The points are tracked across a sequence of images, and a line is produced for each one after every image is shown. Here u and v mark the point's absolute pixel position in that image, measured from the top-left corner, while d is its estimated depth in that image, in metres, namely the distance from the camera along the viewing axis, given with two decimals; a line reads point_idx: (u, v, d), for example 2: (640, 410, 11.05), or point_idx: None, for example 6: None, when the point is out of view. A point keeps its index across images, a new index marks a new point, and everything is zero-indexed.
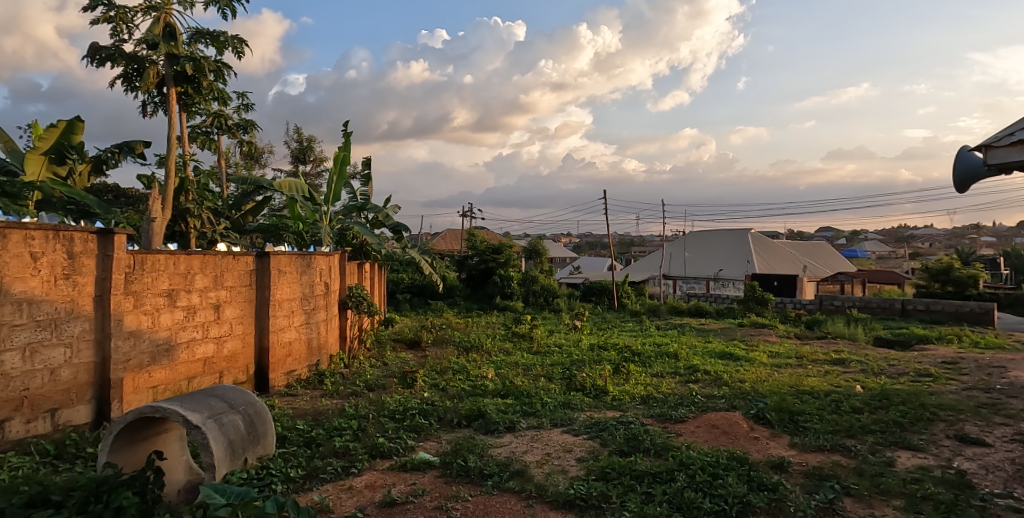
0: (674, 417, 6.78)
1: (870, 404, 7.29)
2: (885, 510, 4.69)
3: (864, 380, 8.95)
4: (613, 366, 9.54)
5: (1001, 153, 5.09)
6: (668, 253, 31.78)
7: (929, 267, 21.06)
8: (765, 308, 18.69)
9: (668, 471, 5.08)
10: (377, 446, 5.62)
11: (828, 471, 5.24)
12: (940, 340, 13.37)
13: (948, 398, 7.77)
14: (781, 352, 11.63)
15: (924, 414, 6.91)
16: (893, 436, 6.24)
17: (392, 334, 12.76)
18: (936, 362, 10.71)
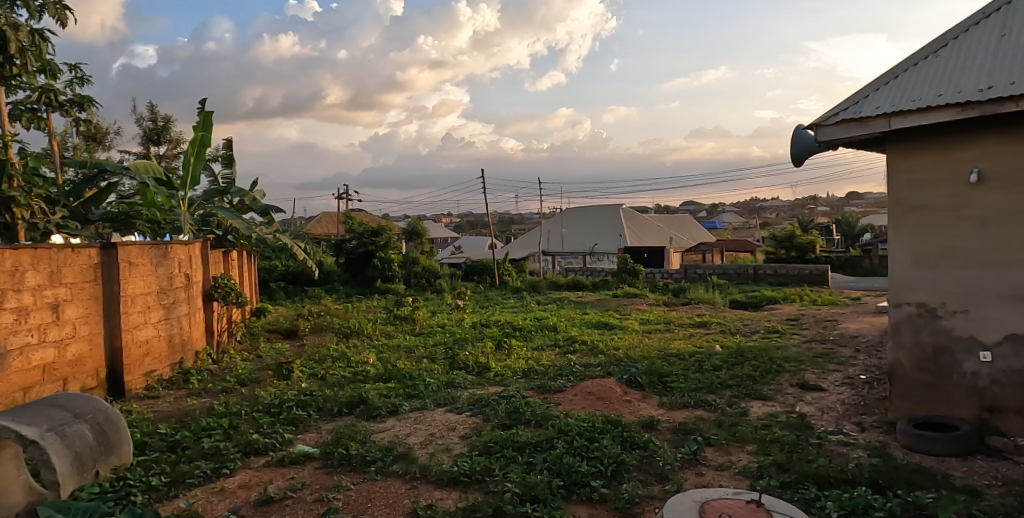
0: (552, 387, 7.01)
1: (728, 361, 7.96)
2: (741, 455, 5.14)
3: (723, 340, 9.74)
4: (496, 343, 9.71)
5: (828, 131, 5.86)
6: (546, 229, 32.56)
7: (776, 235, 23.19)
8: (637, 278, 19.76)
9: (548, 440, 5.24)
10: (250, 443, 5.34)
11: (692, 426, 5.65)
12: (786, 300, 14.81)
13: (792, 351, 8.63)
14: (651, 319, 12.38)
15: (772, 367, 7.64)
16: (747, 388, 6.84)
17: (266, 325, 12.17)
18: (782, 319, 11.88)
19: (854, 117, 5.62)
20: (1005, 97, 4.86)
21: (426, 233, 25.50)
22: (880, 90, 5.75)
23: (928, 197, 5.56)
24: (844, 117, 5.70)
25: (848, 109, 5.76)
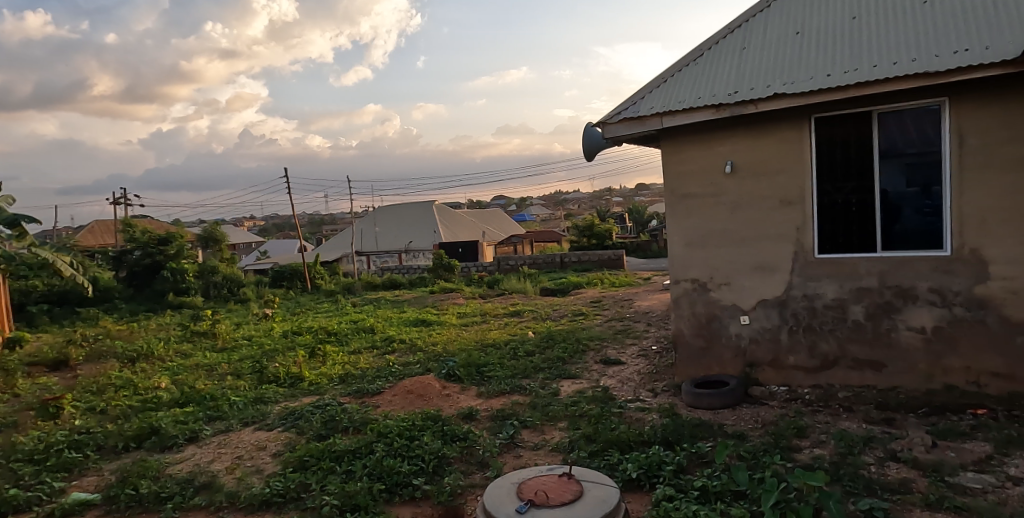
0: (370, 390, 6.89)
1: (540, 346, 8.42)
2: (554, 433, 5.48)
3: (534, 326, 10.28)
4: (309, 350, 9.30)
5: (613, 129, 6.42)
6: (358, 229, 31.74)
7: (578, 225, 24.90)
8: (452, 273, 20.05)
9: (367, 445, 5.15)
10: (9, 500, 4.57)
11: (509, 411, 5.91)
12: (589, 284, 15.99)
13: (595, 330, 9.37)
14: (468, 312, 12.67)
15: (579, 347, 8.23)
16: (558, 369, 7.30)
17: (27, 357, 10.45)
18: (586, 302, 12.83)
19: (633, 115, 6.23)
20: (748, 100, 5.69)
21: (225, 239, 23.56)
22: (653, 92, 6.44)
23: (695, 185, 6.34)
24: (625, 116, 6.29)
25: (628, 109, 6.37)
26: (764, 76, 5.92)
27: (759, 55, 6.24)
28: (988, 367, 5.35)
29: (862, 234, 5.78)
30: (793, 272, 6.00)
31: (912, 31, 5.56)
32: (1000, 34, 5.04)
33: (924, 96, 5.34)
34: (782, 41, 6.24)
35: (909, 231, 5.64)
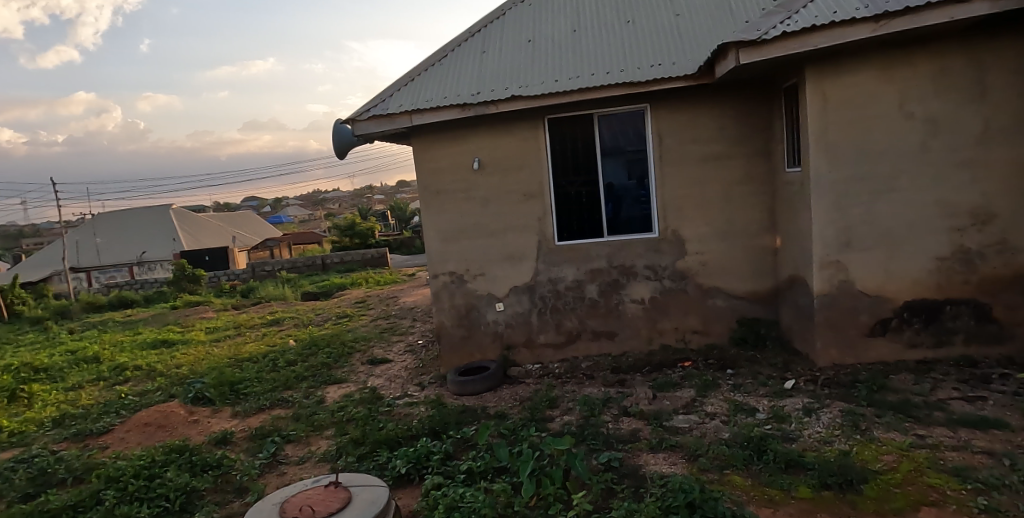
0: (97, 430, 5.98)
1: (302, 354, 8.07)
2: (320, 443, 5.32)
3: (296, 333, 9.80)
4: (11, 393, 7.75)
5: (363, 126, 6.35)
6: (73, 242, 27.12)
7: (338, 225, 24.20)
8: (198, 285, 18.17)
9: (94, 494, 4.47)
10: None
11: (269, 428, 5.59)
12: (353, 285, 15.67)
13: (360, 331, 9.25)
14: (219, 325, 11.62)
15: (344, 350, 8.06)
16: (322, 376, 7.07)
17: None
18: (351, 303, 12.58)
19: (382, 113, 6.22)
20: (489, 101, 6.04)
21: None
22: (401, 90, 6.51)
23: (446, 182, 6.57)
24: (374, 113, 6.25)
25: (377, 107, 6.35)
26: (503, 78, 6.33)
27: (497, 58, 6.67)
28: (690, 327, 6.43)
29: (592, 221, 6.51)
30: (537, 259, 6.55)
31: (622, 44, 6.38)
32: (684, 51, 6.03)
33: (631, 101, 6.19)
34: (517, 47, 6.75)
35: (627, 218, 6.50)
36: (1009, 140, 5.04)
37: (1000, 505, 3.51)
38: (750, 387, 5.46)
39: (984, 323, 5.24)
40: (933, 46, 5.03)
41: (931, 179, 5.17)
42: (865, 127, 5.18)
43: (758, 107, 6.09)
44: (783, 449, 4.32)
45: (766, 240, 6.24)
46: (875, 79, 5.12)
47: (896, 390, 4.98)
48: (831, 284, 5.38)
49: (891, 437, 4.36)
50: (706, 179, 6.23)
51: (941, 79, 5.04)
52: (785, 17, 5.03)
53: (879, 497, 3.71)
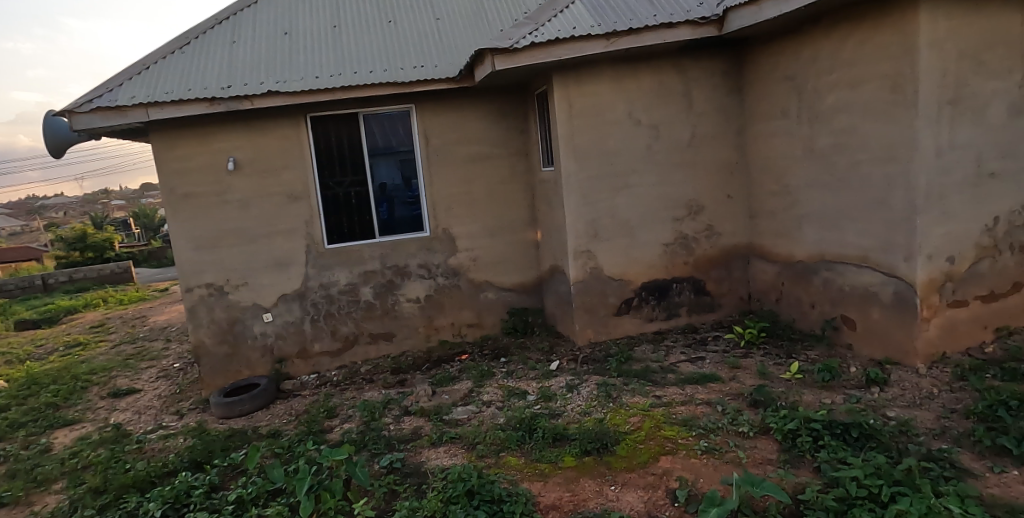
0: None
1: (19, 395, 6.74)
2: (47, 500, 4.51)
3: (9, 371, 8.16)
4: None
5: (85, 119, 5.44)
6: None
7: (65, 238, 20.52)
8: None
9: None
10: None
11: None
12: (87, 307, 13.48)
13: (98, 360, 8.01)
14: None
15: (77, 385, 6.91)
16: (48, 419, 5.99)
17: None
18: (85, 328, 10.82)
19: (110, 105, 5.40)
20: (243, 96, 5.59)
21: None
22: (134, 79, 5.73)
23: (196, 184, 5.96)
24: (99, 105, 5.39)
25: (103, 98, 5.49)
26: (257, 72, 5.91)
27: (249, 49, 6.20)
28: (465, 321, 6.66)
29: (363, 222, 6.40)
30: (307, 265, 6.26)
31: (384, 44, 6.35)
32: (444, 54, 6.20)
33: (395, 102, 6.20)
34: (273, 40, 6.35)
35: (398, 218, 6.50)
36: (711, 143, 6.00)
37: (717, 445, 4.21)
38: (522, 372, 5.84)
39: (702, 296, 6.22)
40: (652, 62, 5.79)
41: (657, 177, 5.97)
42: (604, 131, 5.82)
43: (514, 111, 6.50)
44: (550, 425, 4.71)
45: (529, 234, 6.69)
46: (610, 88, 5.76)
47: (640, 360, 5.70)
48: (584, 271, 5.97)
49: (635, 401, 5.00)
50: (472, 179, 6.49)
51: (660, 91, 5.84)
52: (533, 29, 5.49)
53: (628, 455, 4.23)
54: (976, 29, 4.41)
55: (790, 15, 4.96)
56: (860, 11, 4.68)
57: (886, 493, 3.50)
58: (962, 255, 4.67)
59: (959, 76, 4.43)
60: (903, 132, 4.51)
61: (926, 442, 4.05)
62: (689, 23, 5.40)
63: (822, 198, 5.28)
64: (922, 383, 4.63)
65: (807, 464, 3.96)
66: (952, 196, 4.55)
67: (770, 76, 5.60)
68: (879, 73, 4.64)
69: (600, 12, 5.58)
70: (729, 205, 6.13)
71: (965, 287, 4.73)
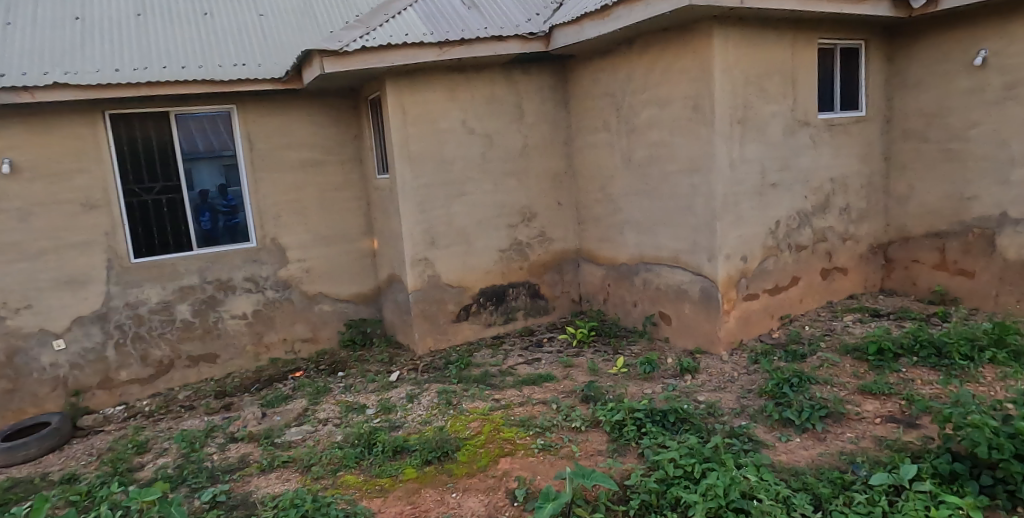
0: None
1: None
2: None
3: None
4: None
5: None
6: None
7: None
8: None
9: None
10: None
11: None
12: None
13: None
14: None
15: None
16: None
17: None
18: None
19: None
20: (20, 87, 4.79)
21: None
22: None
23: None
24: None
25: None
26: (39, 60, 5.10)
27: (29, 33, 5.34)
28: (298, 335, 6.30)
29: (176, 232, 5.78)
30: (108, 282, 5.51)
31: (199, 37, 5.81)
32: (268, 53, 5.82)
33: (213, 101, 5.69)
34: (57, 25, 5.52)
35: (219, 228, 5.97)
36: (541, 153, 6.29)
37: (553, 442, 4.39)
38: (360, 386, 5.65)
39: (537, 299, 6.48)
40: (484, 74, 5.94)
41: (491, 185, 6.12)
42: (439, 139, 5.85)
43: (346, 116, 6.29)
44: (390, 438, 4.60)
45: (365, 243, 6.50)
46: (443, 97, 5.81)
47: (479, 365, 5.79)
48: (422, 279, 5.95)
49: (475, 406, 5.07)
50: (301, 185, 6.15)
51: (492, 102, 6.01)
52: (364, 33, 5.38)
53: (468, 460, 4.26)
54: (757, 59, 5.11)
55: (607, 36, 5.38)
56: (668, 37, 5.20)
57: (698, 470, 3.82)
58: (753, 255, 5.37)
59: (745, 99, 5.10)
60: (703, 147, 5.09)
61: (729, 421, 4.53)
62: (517, 38, 5.63)
63: (640, 205, 5.78)
64: (724, 368, 5.23)
65: (632, 451, 4.25)
66: (743, 203, 5.23)
67: (592, 92, 6.01)
68: (682, 94, 5.19)
69: (433, 20, 5.61)
70: (558, 212, 6.46)
71: (756, 281, 5.44)
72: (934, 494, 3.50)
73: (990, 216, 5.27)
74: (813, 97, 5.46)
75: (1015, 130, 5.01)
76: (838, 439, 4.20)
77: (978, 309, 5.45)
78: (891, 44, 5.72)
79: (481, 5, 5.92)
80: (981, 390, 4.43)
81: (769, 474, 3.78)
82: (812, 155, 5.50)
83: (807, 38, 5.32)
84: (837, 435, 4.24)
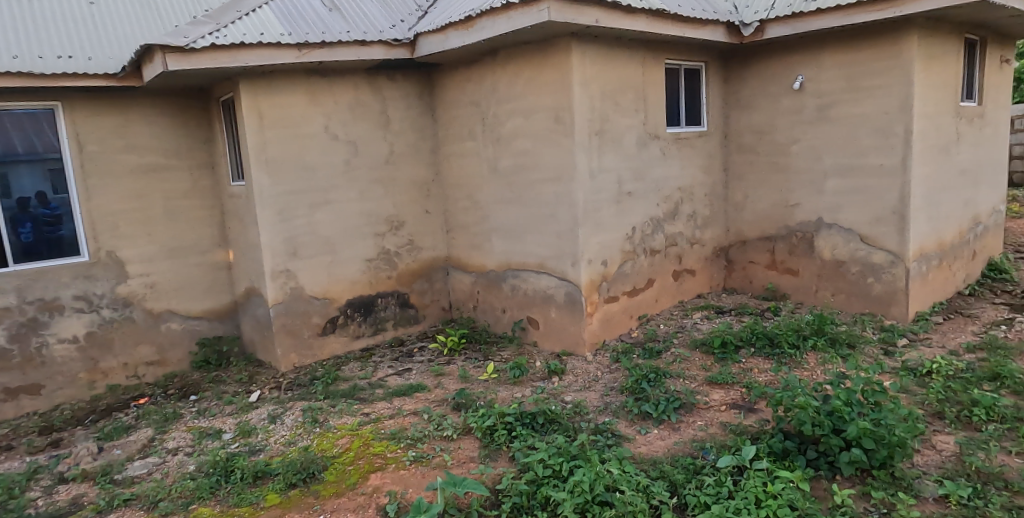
0: None
1: None
2: None
3: None
4: None
5: None
6: None
7: None
8: None
9: None
10: None
11: None
12: None
13: None
14: None
15: None
16: None
17: None
18: None
19: None
20: None
21: None
22: None
23: None
24: None
25: None
26: None
27: None
28: (143, 359, 5.72)
29: None
30: None
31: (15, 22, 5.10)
32: (101, 45, 5.25)
33: (33, 97, 5.02)
34: None
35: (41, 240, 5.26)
36: (408, 161, 6.22)
37: (425, 453, 4.33)
38: (215, 409, 5.22)
39: (406, 309, 6.39)
40: (347, 78, 5.78)
41: (356, 192, 5.95)
42: (299, 145, 5.59)
43: (195, 118, 5.82)
44: (250, 464, 4.29)
45: (219, 255, 6.04)
46: (304, 101, 5.57)
47: (347, 379, 5.59)
48: (284, 292, 5.65)
49: (343, 422, 4.87)
50: (143, 193, 5.60)
51: (357, 108, 5.85)
52: (214, 29, 5.02)
53: (336, 479, 4.09)
54: (612, 75, 5.43)
55: (471, 47, 5.45)
56: (530, 50, 5.37)
57: (565, 468, 3.93)
58: (612, 259, 5.69)
59: (602, 112, 5.40)
60: (564, 157, 5.32)
61: (593, 418, 4.74)
62: (381, 44, 5.53)
63: (507, 213, 5.91)
64: (589, 367, 5.48)
65: (503, 455, 4.30)
66: (603, 210, 5.52)
67: (458, 101, 6.06)
68: (544, 106, 5.39)
69: (291, 20, 5.36)
70: (427, 220, 6.42)
71: (615, 284, 5.77)
72: (769, 471, 3.84)
73: (809, 221, 6.00)
74: (661, 112, 5.90)
75: (826, 146, 5.76)
76: (690, 428, 4.54)
77: (802, 303, 6.19)
78: (726, 67, 6.33)
79: (343, 7, 5.75)
80: (807, 374, 5.03)
81: (630, 466, 3.99)
82: (662, 166, 5.95)
83: (656, 58, 5.74)
84: (689, 424, 4.59)
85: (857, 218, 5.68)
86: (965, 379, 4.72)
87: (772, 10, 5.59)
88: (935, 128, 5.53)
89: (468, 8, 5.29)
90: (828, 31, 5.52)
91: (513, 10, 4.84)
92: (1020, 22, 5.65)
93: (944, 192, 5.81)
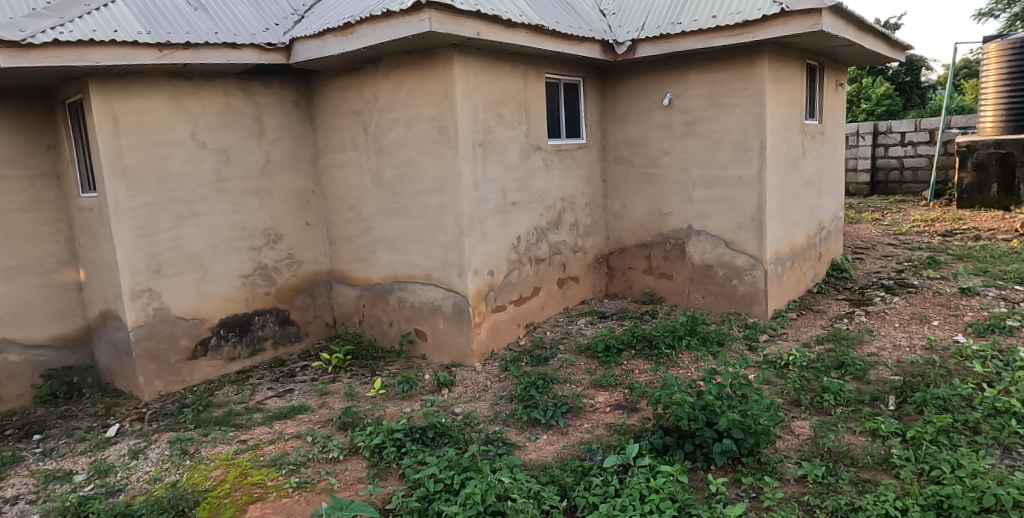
0: None
1: None
2: None
3: None
4: None
5: None
6: None
7: None
8: None
9: None
10: None
11: None
12: None
13: None
14: None
15: None
16: None
17: None
18: None
19: None
20: None
21: None
22: None
23: None
24: None
25: None
26: None
27: None
28: None
29: None
30: None
31: None
32: None
33: None
34: None
35: None
36: (285, 171, 5.92)
37: (309, 478, 4.11)
38: (65, 449, 4.65)
39: (286, 326, 6.07)
40: (216, 83, 5.41)
41: (228, 204, 5.57)
42: (161, 153, 5.15)
43: (37, 121, 5.21)
44: (107, 506, 3.85)
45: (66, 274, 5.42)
46: (166, 105, 5.14)
47: (220, 404, 5.19)
48: (146, 313, 5.16)
49: (217, 452, 4.51)
50: None
51: (227, 114, 5.49)
52: (57, 24, 4.52)
53: (210, 515, 3.77)
54: (495, 87, 5.50)
55: (352, 54, 5.30)
56: (412, 59, 5.31)
57: (457, 481, 3.87)
58: (498, 269, 5.74)
59: (486, 124, 5.45)
60: (449, 167, 5.30)
61: (484, 428, 4.73)
62: (254, 47, 5.24)
63: (392, 224, 5.79)
64: (479, 377, 5.48)
65: (393, 473, 4.17)
66: (488, 221, 5.56)
67: (338, 109, 5.86)
68: (427, 116, 5.35)
69: (150, 18, 4.94)
70: (307, 233, 6.14)
71: (502, 294, 5.82)
72: (652, 466, 4.02)
73: (680, 228, 6.41)
74: (543, 125, 6.06)
75: (693, 159, 6.20)
76: (578, 431, 4.66)
77: (676, 305, 6.59)
78: (603, 83, 6.62)
79: (210, 6, 5.39)
80: (683, 371, 5.35)
81: (521, 473, 4.02)
82: (545, 176, 6.11)
83: (536, 72, 5.89)
84: (577, 427, 4.71)
85: (722, 225, 6.14)
86: (816, 368, 5.23)
87: (643, 31, 5.94)
88: (784, 143, 6.11)
89: (348, 14, 5.14)
90: (692, 52, 5.95)
91: (394, 18, 4.76)
92: (852, 50, 6.39)
93: (794, 200, 6.44)
